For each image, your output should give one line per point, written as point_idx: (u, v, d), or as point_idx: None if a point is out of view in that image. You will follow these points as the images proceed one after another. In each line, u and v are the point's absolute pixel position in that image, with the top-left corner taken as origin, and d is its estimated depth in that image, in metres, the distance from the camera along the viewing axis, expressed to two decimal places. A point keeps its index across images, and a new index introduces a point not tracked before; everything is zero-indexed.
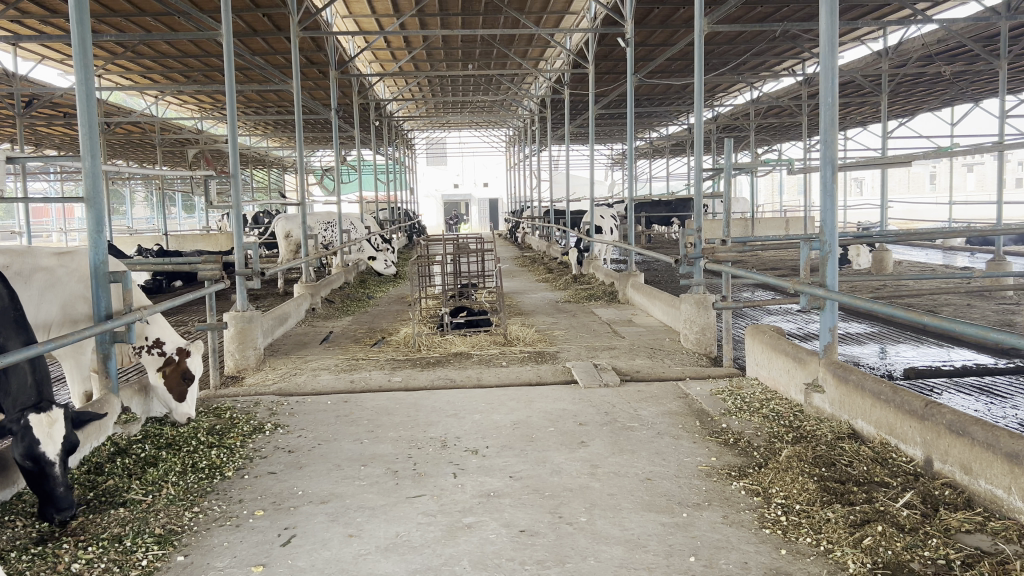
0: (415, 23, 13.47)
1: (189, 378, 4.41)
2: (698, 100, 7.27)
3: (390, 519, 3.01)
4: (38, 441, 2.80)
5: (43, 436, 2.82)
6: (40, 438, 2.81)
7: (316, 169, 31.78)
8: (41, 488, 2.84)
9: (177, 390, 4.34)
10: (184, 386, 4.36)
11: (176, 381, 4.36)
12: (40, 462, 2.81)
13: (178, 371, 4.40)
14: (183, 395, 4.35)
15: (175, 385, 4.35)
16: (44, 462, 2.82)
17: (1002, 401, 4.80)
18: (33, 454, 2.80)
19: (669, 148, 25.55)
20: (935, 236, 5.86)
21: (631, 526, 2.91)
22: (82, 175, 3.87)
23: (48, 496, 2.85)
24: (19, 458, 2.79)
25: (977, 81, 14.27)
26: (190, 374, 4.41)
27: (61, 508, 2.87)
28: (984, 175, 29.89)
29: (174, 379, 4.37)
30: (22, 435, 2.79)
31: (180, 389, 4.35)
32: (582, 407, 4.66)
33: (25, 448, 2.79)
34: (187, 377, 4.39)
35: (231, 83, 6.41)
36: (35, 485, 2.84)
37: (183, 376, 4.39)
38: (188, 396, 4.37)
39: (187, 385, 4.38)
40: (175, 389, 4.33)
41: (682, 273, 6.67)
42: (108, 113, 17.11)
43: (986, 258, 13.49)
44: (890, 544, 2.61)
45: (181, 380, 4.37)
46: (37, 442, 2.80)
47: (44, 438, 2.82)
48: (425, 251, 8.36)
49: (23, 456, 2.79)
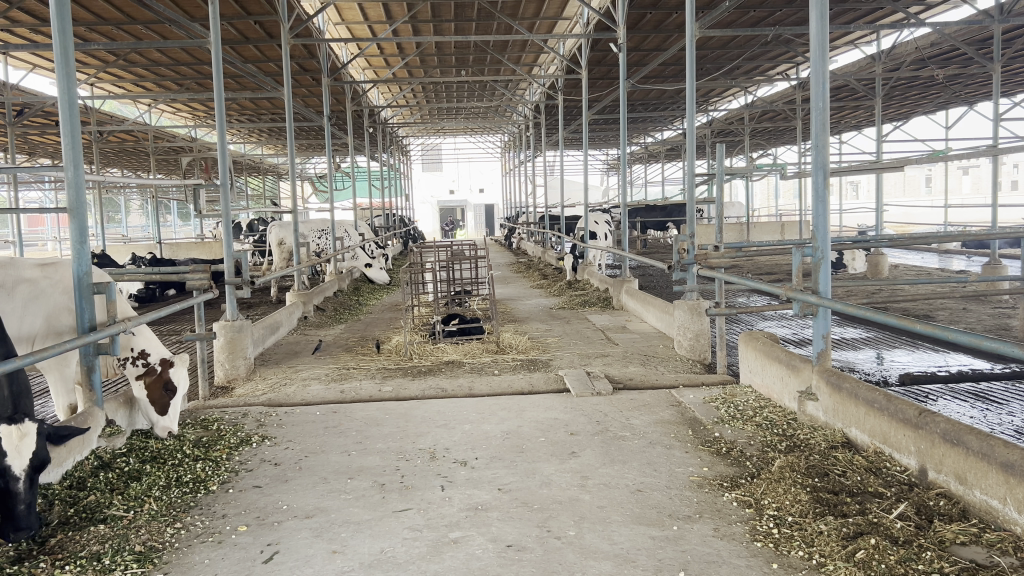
0: (406, 30, 13.43)
1: (170, 390, 4.33)
2: (690, 105, 7.18)
3: (375, 534, 2.95)
4: (5, 454, 2.74)
5: (10, 449, 2.75)
6: (6, 451, 2.74)
7: (310, 175, 31.78)
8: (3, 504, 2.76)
9: (160, 402, 4.26)
10: (167, 398, 4.29)
11: (158, 393, 4.29)
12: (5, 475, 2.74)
13: (160, 382, 4.32)
14: (165, 408, 4.26)
15: (157, 399, 4.27)
16: (8, 478, 2.75)
17: (999, 408, 4.75)
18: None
19: (664, 153, 25.54)
20: (932, 240, 5.78)
21: (620, 540, 2.85)
22: (66, 186, 3.82)
23: (8, 514, 2.77)
24: None
25: (971, 84, 14.24)
26: (172, 386, 4.34)
27: (20, 527, 2.79)
28: (979, 177, 29.97)
29: (156, 392, 4.29)
30: None
31: (162, 401, 4.27)
32: (573, 416, 4.61)
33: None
34: (169, 390, 4.32)
35: (218, 91, 6.33)
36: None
37: (165, 388, 4.32)
38: (170, 409, 4.28)
39: (169, 397, 4.30)
40: (157, 402, 4.26)
41: (675, 278, 6.61)
42: (100, 122, 17.06)
43: (982, 262, 13.48)
44: (883, 557, 2.55)
45: (163, 393, 4.30)
46: (3, 454, 2.74)
47: (11, 452, 2.75)
48: (418, 259, 8.29)
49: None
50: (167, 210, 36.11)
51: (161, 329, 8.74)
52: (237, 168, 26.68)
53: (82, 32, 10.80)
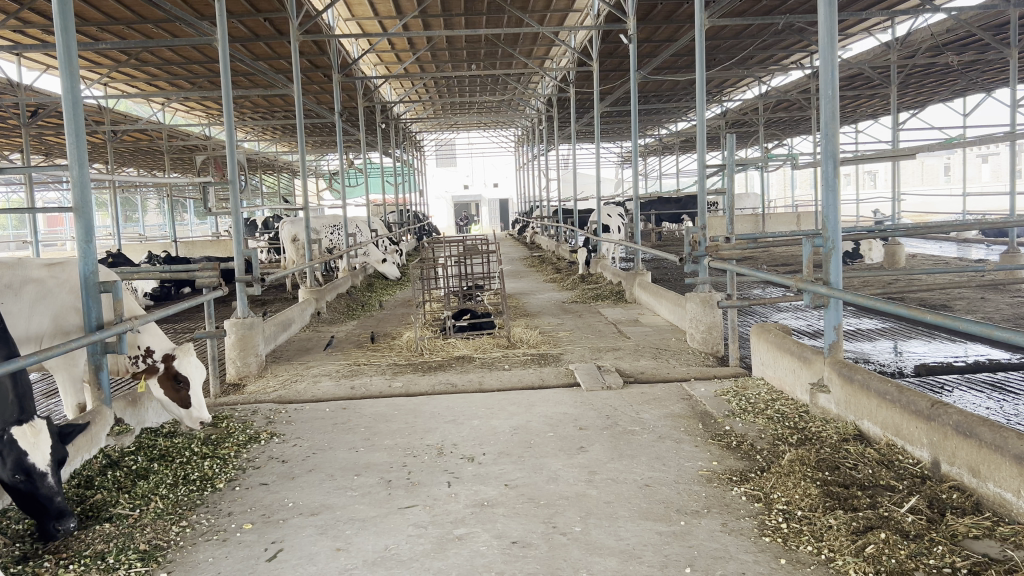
0: (418, 24, 13.43)
1: (183, 380, 4.24)
2: (702, 95, 7.03)
3: (379, 532, 2.93)
4: (26, 453, 2.75)
5: (29, 447, 2.76)
6: (27, 449, 2.75)
7: (324, 172, 31.92)
8: (37, 502, 2.79)
9: (179, 397, 4.21)
10: (184, 391, 4.22)
11: (172, 389, 4.23)
12: (32, 474, 2.75)
13: (168, 376, 4.24)
14: (186, 401, 4.22)
15: (174, 395, 4.22)
16: (36, 476, 2.77)
17: (1016, 399, 4.67)
18: (24, 468, 2.73)
19: (677, 145, 25.48)
20: (950, 229, 5.66)
21: (626, 536, 2.82)
22: (71, 184, 3.82)
23: (44, 509, 2.81)
24: (8, 473, 2.71)
25: (988, 70, 14.04)
26: (183, 376, 4.24)
27: (61, 518, 2.86)
28: (998, 165, 29.70)
29: (170, 388, 4.23)
30: (8, 449, 2.72)
31: (180, 395, 4.22)
32: (583, 411, 4.57)
33: (14, 463, 2.73)
34: (181, 382, 4.23)
35: (225, 85, 6.30)
36: (29, 501, 2.78)
37: (175, 380, 4.24)
38: (192, 400, 4.23)
39: (184, 389, 4.23)
40: (173, 397, 4.21)
41: (687, 271, 6.54)
42: (114, 121, 17.22)
43: (1001, 250, 13.34)
44: (893, 552, 2.50)
45: (176, 387, 4.23)
46: (25, 452, 2.75)
47: (31, 449, 2.76)
48: (429, 255, 8.25)
49: (14, 472, 2.72)
50: (184, 208, 36.43)
51: (175, 328, 8.77)
52: (253, 165, 26.82)
53: (94, 32, 10.89)
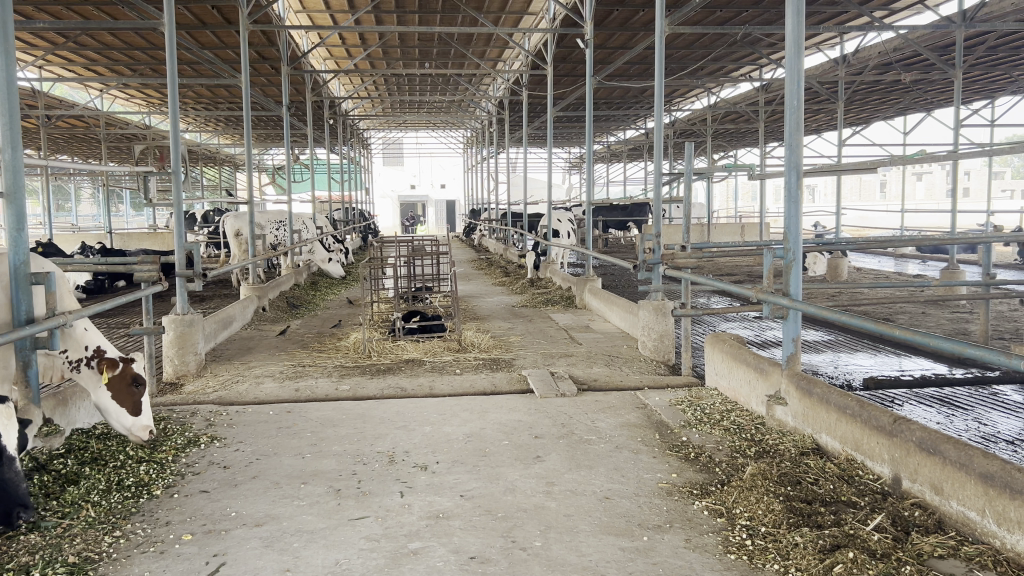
0: (370, 20, 13.25)
1: (139, 384, 3.92)
2: (658, 98, 6.71)
3: (329, 544, 2.79)
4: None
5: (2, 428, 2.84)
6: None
7: (268, 167, 31.34)
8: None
9: (130, 401, 3.87)
10: (139, 396, 3.90)
11: (125, 392, 3.87)
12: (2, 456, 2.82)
13: (124, 378, 3.88)
14: (137, 407, 3.88)
15: (126, 397, 3.86)
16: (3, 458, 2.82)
17: (964, 414, 4.74)
18: None
19: (627, 153, 25.73)
20: (900, 242, 5.66)
21: (588, 552, 2.72)
22: (3, 169, 3.61)
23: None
24: None
25: (931, 89, 14.44)
26: (141, 380, 3.92)
27: (22, 508, 2.82)
28: (932, 184, 30.84)
29: (122, 391, 3.87)
30: None
31: (134, 400, 3.88)
32: (537, 419, 4.47)
33: None
34: (137, 385, 3.90)
35: (171, 71, 5.96)
36: None
37: (132, 383, 3.90)
38: (142, 407, 3.90)
39: (138, 394, 3.90)
40: (126, 401, 3.86)
41: (640, 278, 6.43)
42: (48, 106, 16.59)
43: (940, 266, 13.72)
44: (861, 571, 2.45)
45: (131, 390, 3.88)
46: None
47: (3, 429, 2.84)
48: (376, 255, 8.02)
49: None
50: (119, 198, 35.47)
51: (110, 323, 8.42)
52: (194, 157, 26.19)
53: (31, 12, 10.49)
